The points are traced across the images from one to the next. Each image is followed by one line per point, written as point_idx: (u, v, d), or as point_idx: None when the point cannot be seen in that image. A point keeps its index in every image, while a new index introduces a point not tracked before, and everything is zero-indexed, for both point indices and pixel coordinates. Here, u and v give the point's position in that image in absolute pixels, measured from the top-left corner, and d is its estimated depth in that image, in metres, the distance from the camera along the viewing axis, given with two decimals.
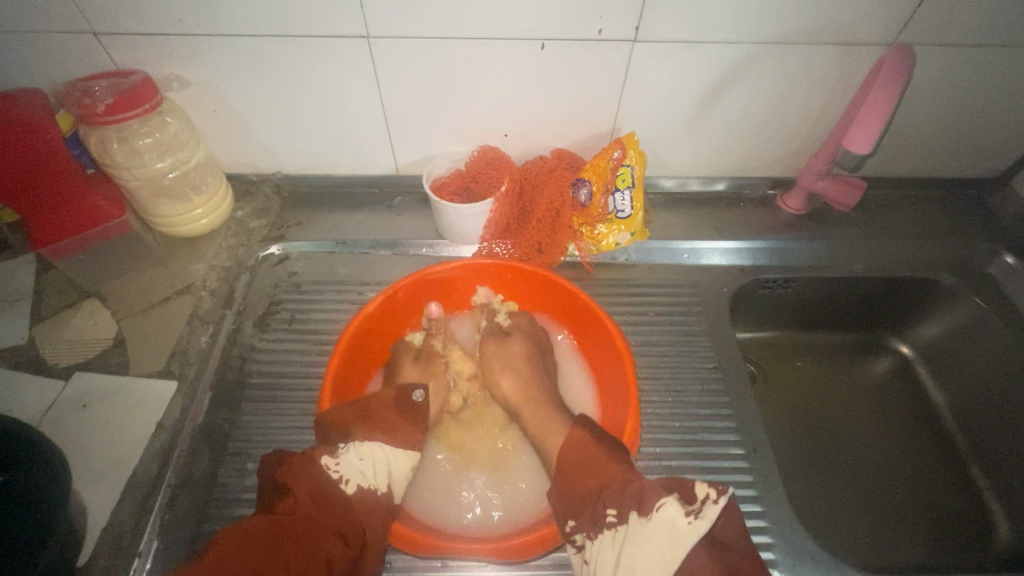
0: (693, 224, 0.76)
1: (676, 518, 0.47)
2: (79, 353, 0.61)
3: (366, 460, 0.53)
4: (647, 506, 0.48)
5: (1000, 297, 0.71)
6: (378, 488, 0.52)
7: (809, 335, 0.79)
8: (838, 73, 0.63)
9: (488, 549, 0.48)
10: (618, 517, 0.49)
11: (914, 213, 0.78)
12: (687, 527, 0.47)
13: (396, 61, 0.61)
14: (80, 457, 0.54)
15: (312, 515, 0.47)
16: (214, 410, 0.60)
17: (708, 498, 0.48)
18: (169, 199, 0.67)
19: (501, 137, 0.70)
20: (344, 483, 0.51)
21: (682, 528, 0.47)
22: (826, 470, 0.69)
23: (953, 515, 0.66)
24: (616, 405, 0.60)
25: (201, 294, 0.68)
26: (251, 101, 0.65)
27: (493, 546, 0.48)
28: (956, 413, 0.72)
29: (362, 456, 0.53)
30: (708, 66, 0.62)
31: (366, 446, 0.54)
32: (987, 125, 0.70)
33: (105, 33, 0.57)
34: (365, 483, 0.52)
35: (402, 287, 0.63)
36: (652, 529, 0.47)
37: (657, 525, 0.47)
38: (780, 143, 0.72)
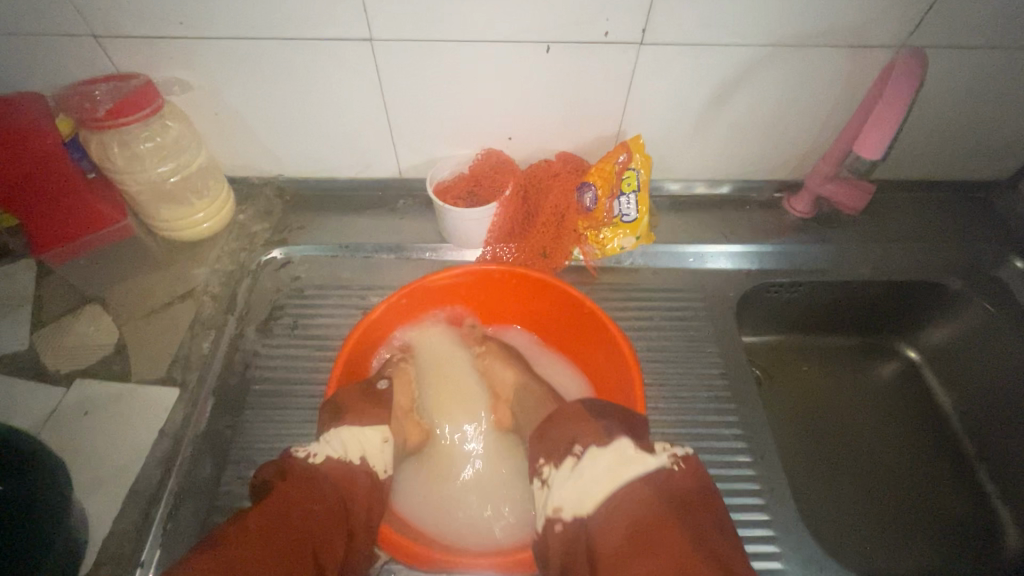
0: (700, 228, 0.75)
1: (625, 448, 0.47)
2: (81, 359, 0.61)
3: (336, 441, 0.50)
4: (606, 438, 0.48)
5: (1010, 301, 0.70)
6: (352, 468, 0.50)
7: (815, 339, 0.78)
8: (847, 76, 0.63)
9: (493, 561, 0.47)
10: (579, 452, 0.48)
11: (922, 216, 0.77)
12: (632, 456, 0.46)
13: (400, 63, 0.60)
14: (82, 464, 0.54)
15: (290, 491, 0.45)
16: (217, 416, 0.59)
17: (667, 449, 0.48)
18: (170, 203, 0.67)
19: (506, 140, 0.69)
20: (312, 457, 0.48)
21: (629, 455, 0.46)
22: (832, 476, 0.68)
23: (960, 523, 0.65)
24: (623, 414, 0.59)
25: (203, 299, 0.67)
26: (253, 104, 0.64)
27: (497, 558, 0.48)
28: (964, 417, 0.71)
29: (332, 441, 0.50)
30: (716, 68, 0.61)
31: (340, 431, 0.51)
32: (998, 128, 0.69)
33: (106, 36, 0.57)
34: (332, 455, 0.49)
35: (406, 294, 0.63)
36: (603, 452, 0.47)
37: (605, 452, 0.47)
38: (787, 145, 0.71)
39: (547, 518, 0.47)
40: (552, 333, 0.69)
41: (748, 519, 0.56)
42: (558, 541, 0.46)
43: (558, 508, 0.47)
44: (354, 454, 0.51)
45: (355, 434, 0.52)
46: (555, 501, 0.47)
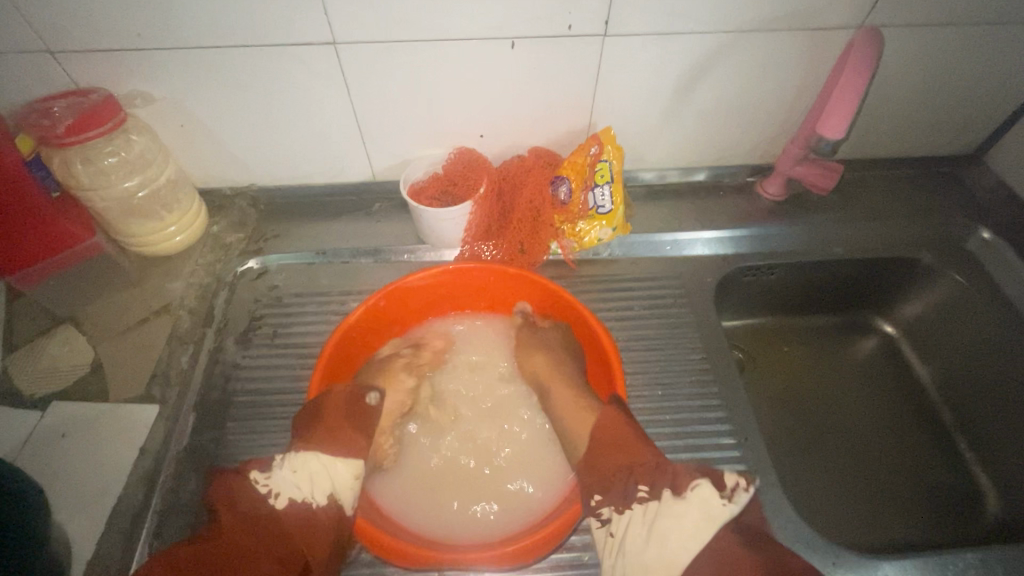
0: (675, 216, 0.76)
1: (706, 501, 0.48)
2: (56, 381, 0.60)
3: (300, 475, 0.51)
4: (677, 487, 0.50)
5: (980, 272, 0.71)
6: (312, 502, 0.50)
7: (795, 320, 0.80)
8: (808, 59, 0.63)
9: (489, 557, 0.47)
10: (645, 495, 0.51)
11: (891, 193, 0.78)
12: (716, 512, 0.47)
13: (365, 66, 0.60)
14: (61, 487, 0.53)
15: (229, 535, 0.47)
16: (199, 431, 0.58)
17: (738, 486, 0.48)
18: (140, 218, 0.65)
19: (478, 138, 0.69)
20: (273, 497, 0.50)
21: (716, 511, 0.47)
22: (817, 454, 0.69)
23: (942, 490, 0.67)
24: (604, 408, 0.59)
25: (179, 313, 0.66)
26: (218, 113, 0.63)
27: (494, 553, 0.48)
28: (940, 387, 0.73)
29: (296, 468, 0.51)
30: (681, 56, 0.62)
31: (305, 458, 0.52)
32: (958, 102, 0.71)
33: (62, 51, 0.56)
34: (298, 496, 0.50)
35: (384, 296, 0.63)
36: (687, 508, 0.48)
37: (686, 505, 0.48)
38: (756, 130, 0.72)
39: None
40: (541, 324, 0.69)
41: None
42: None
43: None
44: (320, 493, 0.51)
45: (323, 468, 0.52)
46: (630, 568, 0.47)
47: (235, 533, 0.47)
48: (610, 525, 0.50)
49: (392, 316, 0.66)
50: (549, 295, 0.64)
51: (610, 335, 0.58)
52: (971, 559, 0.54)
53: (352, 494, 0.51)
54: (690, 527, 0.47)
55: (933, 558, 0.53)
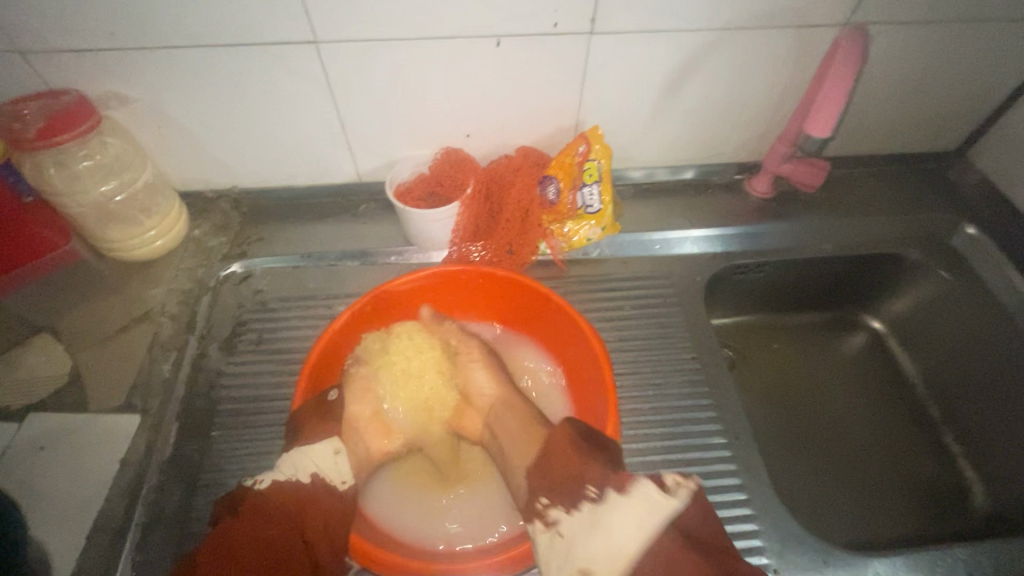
0: (664, 215, 0.76)
1: (650, 494, 0.45)
2: (33, 392, 0.58)
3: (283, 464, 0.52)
4: (624, 485, 0.46)
5: (965, 268, 0.72)
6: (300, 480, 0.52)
7: (784, 318, 0.80)
8: (795, 56, 0.63)
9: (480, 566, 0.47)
10: (595, 495, 0.47)
11: (877, 190, 0.79)
12: (660, 502, 0.44)
13: (348, 66, 0.59)
14: (40, 502, 0.51)
15: (236, 524, 0.47)
16: (183, 440, 0.57)
17: (679, 482, 0.46)
18: (118, 223, 0.64)
19: (464, 137, 0.68)
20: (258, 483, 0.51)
21: (659, 502, 0.44)
22: (807, 451, 0.70)
23: (931, 485, 0.67)
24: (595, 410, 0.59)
25: (161, 319, 0.65)
26: (196, 114, 0.62)
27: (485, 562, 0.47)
28: (927, 382, 0.73)
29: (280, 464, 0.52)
30: (668, 54, 0.61)
31: (288, 454, 0.53)
32: (942, 99, 0.71)
33: (32, 51, 0.54)
34: (282, 477, 0.51)
35: (370, 300, 0.62)
36: (629, 505, 0.44)
37: (630, 501, 0.45)
38: (744, 128, 0.72)
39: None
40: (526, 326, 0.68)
41: (728, 500, 0.57)
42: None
43: (585, 569, 0.44)
44: (304, 471, 0.53)
45: (306, 451, 0.54)
46: (580, 561, 0.44)
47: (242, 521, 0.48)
48: (557, 527, 0.47)
49: (379, 320, 0.65)
50: (537, 299, 0.63)
51: (598, 338, 0.58)
52: (960, 554, 0.54)
53: (337, 471, 0.55)
54: (631, 530, 0.43)
55: (922, 555, 0.54)
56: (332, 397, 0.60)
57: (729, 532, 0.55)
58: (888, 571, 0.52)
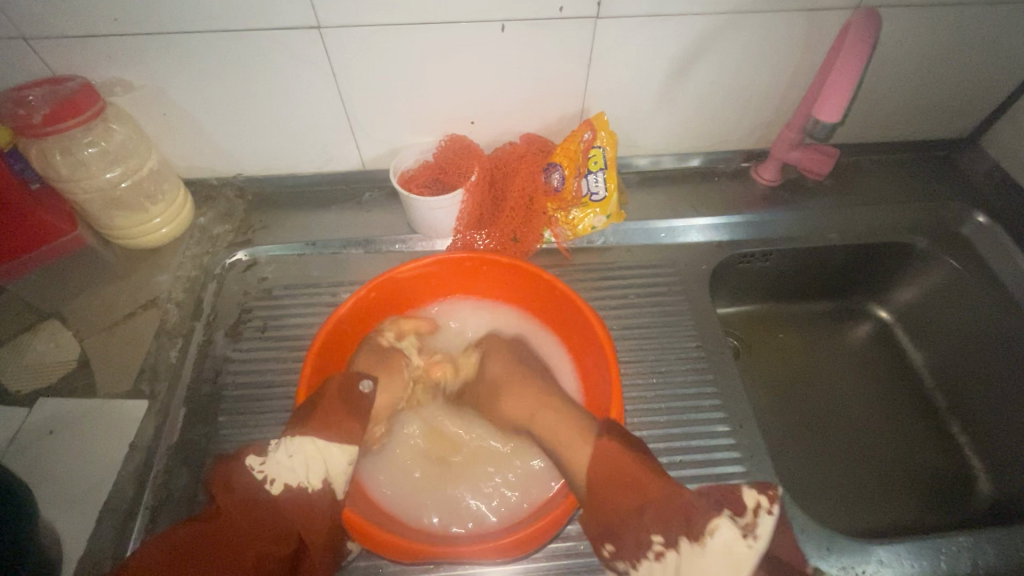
0: (669, 203, 0.75)
1: (728, 539, 0.44)
2: (41, 377, 0.59)
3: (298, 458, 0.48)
4: (693, 531, 0.45)
5: (974, 257, 0.71)
6: (309, 486, 0.48)
7: (790, 307, 0.79)
8: (805, 40, 0.62)
9: (483, 548, 0.47)
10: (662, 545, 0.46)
11: (886, 178, 0.78)
12: (735, 547, 0.44)
13: (351, 52, 0.58)
14: (51, 485, 0.52)
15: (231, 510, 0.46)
16: (190, 426, 0.58)
17: (760, 505, 0.45)
18: (123, 210, 0.64)
19: (468, 124, 0.68)
20: (271, 483, 0.48)
21: (739, 549, 0.44)
22: (810, 439, 0.70)
23: (936, 475, 0.67)
24: (600, 394, 0.59)
25: (167, 306, 0.65)
26: (201, 101, 0.61)
27: (488, 545, 0.48)
28: (934, 371, 0.73)
29: (293, 452, 0.49)
30: (675, 39, 0.60)
31: (302, 442, 0.49)
32: (954, 85, 0.70)
33: (36, 37, 0.54)
34: (293, 483, 0.48)
35: (375, 287, 0.62)
36: (709, 560, 0.44)
37: (710, 552, 0.44)
38: (751, 114, 0.71)
39: None
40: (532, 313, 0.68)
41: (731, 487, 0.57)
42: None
43: None
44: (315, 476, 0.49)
45: (320, 447, 0.50)
46: None
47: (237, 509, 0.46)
48: None
49: (384, 307, 0.65)
50: (543, 286, 0.63)
51: (603, 323, 0.58)
52: (964, 542, 0.54)
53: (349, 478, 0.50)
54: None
55: (926, 542, 0.54)
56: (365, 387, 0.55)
57: None
58: (890, 558, 0.53)
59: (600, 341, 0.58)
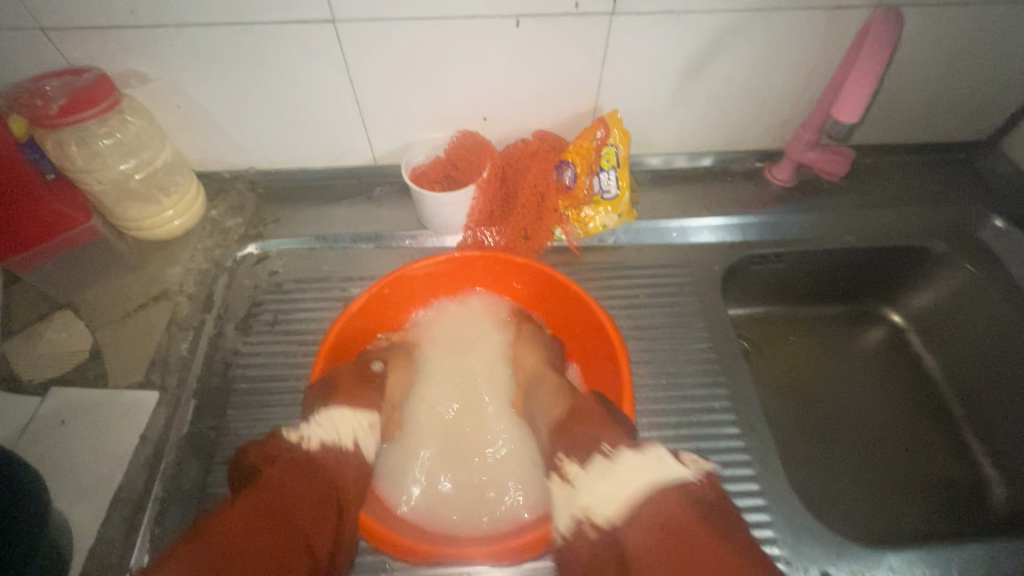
0: (681, 202, 0.75)
1: (661, 458, 0.48)
2: (55, 367, 0.60)
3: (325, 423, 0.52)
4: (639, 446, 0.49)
5: (993, 264, 0.70)
6: (341, 445, 0.52)
7: (803, 309, 0.78)
8: (824, 39, 0.61)
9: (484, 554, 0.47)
10: (606, 451, 0.50)
11: (903, 180, 0.77)
12: (665, 465, 0.48)
13: (364, 46, 0.58)
14: (63, 474, 0.53)
15: (279, 474, 0.46)
16: (200, 417, 0.58)
17: (692, 456, 0.49)
18: (136, 202, 0.64)
19: (480, 121, 0.67)
20: (304, 441, 0.50)
21: (665, 465, 0.48)
22: (822, 443, 0.69)
23: (950, 483, 0.66)
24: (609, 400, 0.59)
25: (179, 298, 0.65)
26: (214, 95, 0.62)
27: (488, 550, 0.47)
28: (950, 377, 0.72)
29: (322, 421, 0.52)
30: (691, 36, 0.60)
31: (328, 411, 0.53)
32: (975, 86, 0.69)
33: (54, 28, 0.54)
34: (326, 441, 0.51)
35: (389, 283, 0.62)
36: (639, 461, 0.48)
37: (640, 460, 0.48)
38: (767, 113, 0.70)
39: (576, 521, 0.48)
40: (544, 316, 0.68)
41: (740, 490, 0.56)
42: (586, 539, 0.47)
43: (587, 510, 0.48)
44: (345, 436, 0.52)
45: (344, 413, 0.54)
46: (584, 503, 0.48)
47: (285, 472, 0.47)
48: (568, 474, 0.51)
49: (397, 304, 0.66)
50: (558, 288, 0.63)
51: (617, 326, 0.58)
52: (977, 551, 0.53)
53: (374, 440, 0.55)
54: (636, 480, 0.47)
55: (938, 551, 0.53)
56: (377, 368, 0.61)
57: None
58: (902, 565, 0.52)
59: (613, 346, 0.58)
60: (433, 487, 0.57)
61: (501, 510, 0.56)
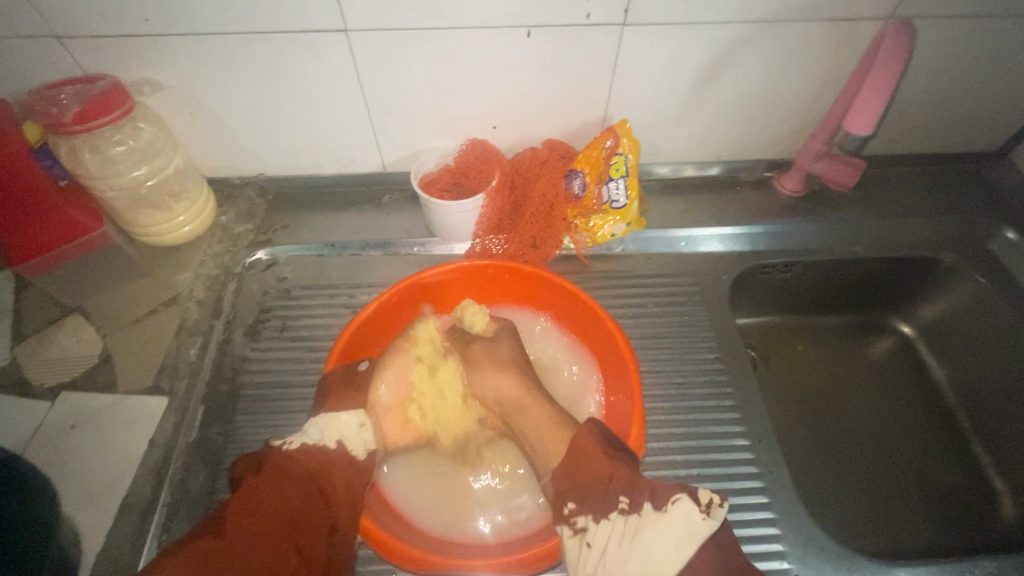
0: (690, 212, 0.74)
1: (688, 514, 0.45)
2: (65, 372, 0.60)
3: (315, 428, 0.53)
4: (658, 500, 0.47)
5: (1003, 276, 0.69)
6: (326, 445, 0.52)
7: (811, 319, 0.78)
8: (834, 50, 0.61)
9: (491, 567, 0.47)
10: (627, 508, 0.47)
11: (912, 191, 0.76)
12: (699, 524, 0.45)
13: (375, 55, 0.58)
14: (72, 479, 0.53)
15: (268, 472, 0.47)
16: (208, 423, 0.58)
17: (714, 501, 0.46)
18: (147, 208, 0.65)
19: (490, 129, 0.68)
20: (289, 444, 0.51)
21: (698, 525, 0.45)
22: (830, 454, 0.69)
23: (958, 496, 0.66)
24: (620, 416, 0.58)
25: (188, 304, 0.66)
26: (226, 102, 0.62)
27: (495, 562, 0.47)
28: (958, 389, 0.71)
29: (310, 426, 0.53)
30: (702, 48, 0.60)
31: (317, 418, 0.54)
32: (986, 98, 0.69)
33: (69, 36, 0.55)
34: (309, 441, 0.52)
35: (398, 292, 0.62)
36: (667, 522, 0.45)
37: (671, 518, 0.46)
38: (776, 124, 0.70)
39: None
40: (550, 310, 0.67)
41: (749, 502, 0.56)
42: None
43: None
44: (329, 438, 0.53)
45: (333, 418, 0.55)
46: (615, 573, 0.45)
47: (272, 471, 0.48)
48: (585, 535, 0.47)
49: (405, 312, 0.65)
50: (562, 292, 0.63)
51: (626, 337, 0.57)
52: (989, 567, 0.53)
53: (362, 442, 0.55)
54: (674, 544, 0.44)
55: (948, 566, 0.52)
56: (365, 366, 0.62)
57: (751, 535, 0.54)
58: None
59: (622, 354, 0.57)
60: (438, 497, 0.57)
61: (506, 522, 0.55)
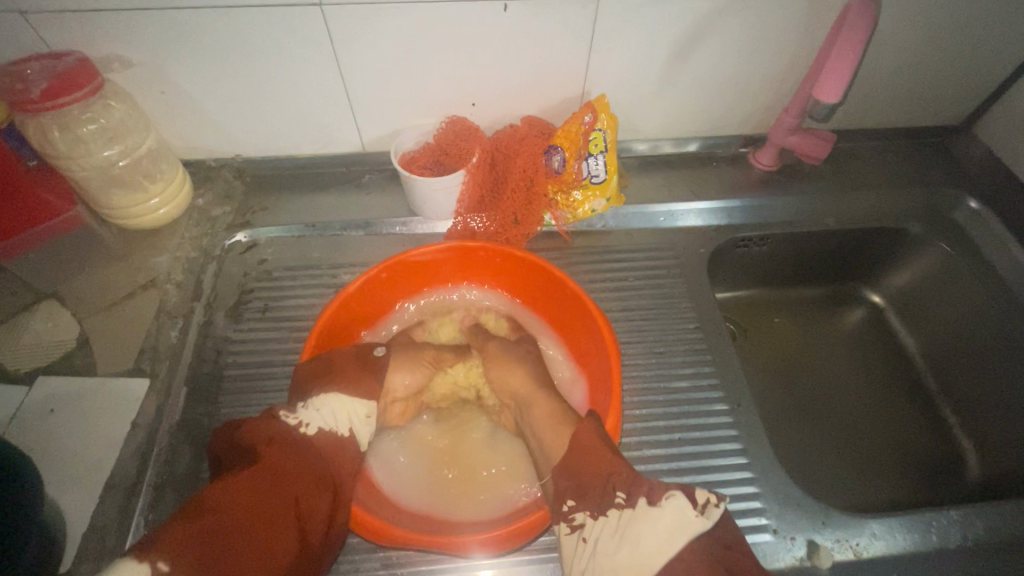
0: (668, 187, 0.76)
1: (682, 510, 0.44)
2: (41, 356, 0.59)
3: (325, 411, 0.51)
4: (654, 496, 0.45)
5: (966, 243, 0.72)
6: (339, 432, 0.52)
7: (787, 292, 0.80)
8: (803, 25, 0.63)
9: (480, 541, 0.48)
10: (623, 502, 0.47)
11: (882, 164, 0.79)
12: (690, 522, 0.43)
13: (351, 30, 0.58)
14: (52, 462, 0.52)
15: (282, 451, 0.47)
16: (192, 405, 0.58)
17: (710, 502, 0.44)
18: (121, 189, 0.63)
19: (468, 107, 0.68)
20: (305, 428, 0.50)
21: (693, 521, 0.43)
22: (807, 420, 0.71)
23: (928, 456, 0.68)
24: (599, 397, 0.60)
25: (167, 287, 0.65)
26: (199, 81, 0.61)
27: (483, 537, 0.48)
28: (927, 355, 0.74)
29: (322, 408, 0.52)
30: (676, 22, 0.61)
31: (328, 397, 0.53)
32: (951, 70, 0.71)
33: (33, 11, 0.53)
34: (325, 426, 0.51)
35: (387, 268, 0.62)
36: (661, 516, 0.44)
37: (662, 513, 0.44)
38: (751, 99, 0.72)
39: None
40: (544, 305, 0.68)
41: (730, 463, 0.58)
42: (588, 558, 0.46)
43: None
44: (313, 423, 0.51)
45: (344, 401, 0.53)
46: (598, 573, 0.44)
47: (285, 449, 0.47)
48: (582, 531, 0.47)
49: (392, 290, 0.66)
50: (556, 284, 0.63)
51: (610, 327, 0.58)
52: (954, 517, 0.55)
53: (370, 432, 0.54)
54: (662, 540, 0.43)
55: (917, 517, 0.55)
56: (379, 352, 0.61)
57: (730, 494, 0.56)
58: (884, 531, 0.54)
59: (606, 346, 0.58)
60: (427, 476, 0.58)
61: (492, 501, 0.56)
